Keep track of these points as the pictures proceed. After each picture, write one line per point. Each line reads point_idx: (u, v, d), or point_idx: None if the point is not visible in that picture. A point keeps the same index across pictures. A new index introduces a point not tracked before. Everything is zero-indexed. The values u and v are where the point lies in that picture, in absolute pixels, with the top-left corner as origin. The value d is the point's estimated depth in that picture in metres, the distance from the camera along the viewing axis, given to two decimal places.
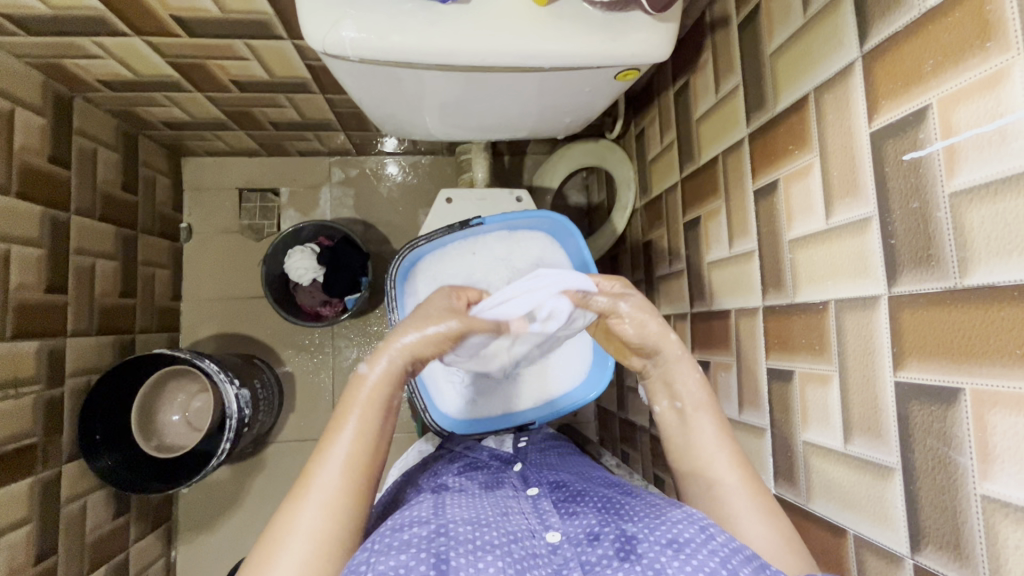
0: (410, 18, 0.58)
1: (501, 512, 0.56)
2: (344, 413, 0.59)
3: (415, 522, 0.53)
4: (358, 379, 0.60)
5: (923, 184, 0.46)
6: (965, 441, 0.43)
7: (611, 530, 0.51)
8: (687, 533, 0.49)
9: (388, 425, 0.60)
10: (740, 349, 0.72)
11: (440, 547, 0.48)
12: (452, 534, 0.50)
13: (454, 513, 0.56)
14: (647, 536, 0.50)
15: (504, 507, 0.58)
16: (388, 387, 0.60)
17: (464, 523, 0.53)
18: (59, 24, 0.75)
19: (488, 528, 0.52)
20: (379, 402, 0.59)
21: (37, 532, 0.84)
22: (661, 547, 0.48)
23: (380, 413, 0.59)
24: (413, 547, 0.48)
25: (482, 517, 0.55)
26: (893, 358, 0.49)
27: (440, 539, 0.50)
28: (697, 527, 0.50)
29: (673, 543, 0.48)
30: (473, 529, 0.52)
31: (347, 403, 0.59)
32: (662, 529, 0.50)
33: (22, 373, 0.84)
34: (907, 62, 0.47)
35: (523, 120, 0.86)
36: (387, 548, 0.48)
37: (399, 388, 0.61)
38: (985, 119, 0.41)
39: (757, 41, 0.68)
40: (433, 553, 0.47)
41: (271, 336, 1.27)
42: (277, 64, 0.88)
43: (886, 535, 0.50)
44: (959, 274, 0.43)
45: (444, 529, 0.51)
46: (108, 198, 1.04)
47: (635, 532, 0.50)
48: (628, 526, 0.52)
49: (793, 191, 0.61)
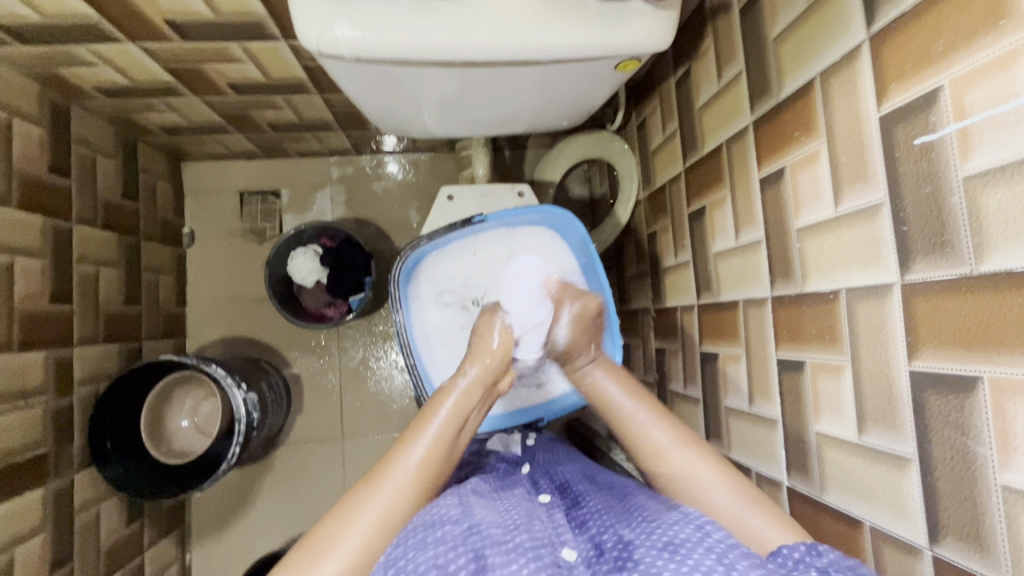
0: (405, 14, 0.57)
1: (525, 516, 0.56)
2: (426, 421, 0.66)
3: (447, 519, 0.53)
4: (439, 396, 0.68)
5: (936, 169, 0.44)
6: (985, 432, 0.42)
7: (609, 537, 0.52)
8: (682, 534, 0.48)
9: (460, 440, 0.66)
10: (749, 340, 0.71)
11: (477, 542, 0.49)
12: (485, 533, 0.51)
13: (482, 513, 0.55)
14: (644, 540, 0.49)
15: (527, 510, 0.57)
16: (467, 406, 0.68)
17: (495, 525, 0.53)
18: (52, 32, 0.75)
19: (518, 530, 0.52)
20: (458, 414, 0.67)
21: (51, 542, 0.84)
22: (657, 549, 0.47)
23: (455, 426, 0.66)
24: (451, 541, 0.49)
25: (511, 519, 0.54)
26: (909, 347, 0.48)
27: (474, 536, 0.50)
28: (694, 525, 0.50)
29: (669, 545, 0.47)
30: (504, 530, 0.52)
31: (430, 411, 0.67)
32: (658, 533, 0.49)
33: (31, 384, 0.84)
34: (916, 42, 0.45)
35: (523, 115, 0.85)
36: (422, 543, 0.50)
37: (474, 408, 0.69)
38: (1000, 99, 0.39)
39: (759, 26, 0.66)
40: (471, 547, 0.48)
41: (277, 338, 1.27)
42: (273, 64, 0.87)
43: (904, 528, 0.49)
44: (975, 260, 0.42)
45: (477, 526, 0.52)
46: (108, 205, 1.04)
47: (633, 536, 0.50)
48: (625, 532, 0.52)
49: (800, 178, 0.60)
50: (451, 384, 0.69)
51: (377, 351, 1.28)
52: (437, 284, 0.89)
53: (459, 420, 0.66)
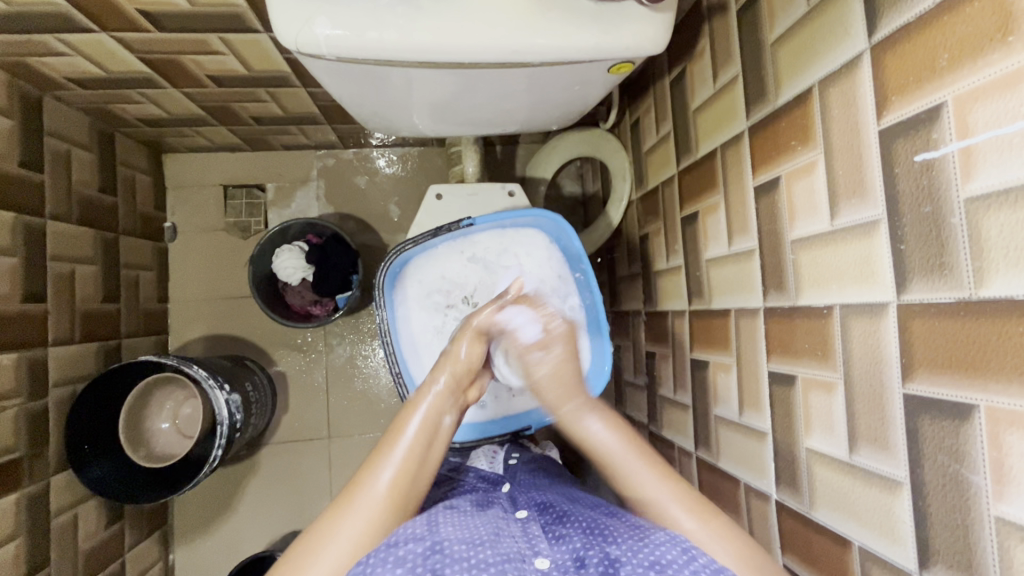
0: (389, 13, 0.55)
1: (492, 533, 0.55)
2: (393, 442, 0.63)
3: (411, 538, 0.52)
4: (411, 407, 0.67)
5: (936, 188, 0.43)
6: (981, 462, 0.41)
7: (595, 553, 0.51)
8: (669, 555, 0.50)
9: (431, 457, 0.64)
10: (740, 350, 0.70)
11: (436, 562, 0.49)
12: (447, 551, 0.50)
13: (448, 530, 0.55)
14: (630, 559, 0.50)
15: (495, 527, 0.56)
16: (436, 415, 0.67)
17: (459, 542, 0.52)
18: (19, 22, 0.71)
19: (483, 547, 0.51)
20: (427, 428, 0.65)
21: (26, 547, 0.82)
22: (644, 568, 0.49)
23: (425, 442, 0.64)
24: (410, 561, 0.49)
25: (476, 536, 0.53)
26: (903, 369, 0.47)
27: (436, 556, 0.50)
28: (680, 548, 0.51)
29: (655, 564, 0.49)
30: (467, 547, 0.51)
31: (397, 429, 0.65)
32: (646, 551, 0.51)
33: (2, 387, 0.81)
34: (920, 55, 0.44)
35: (513, 115, 0.82)
36: (382, 561, 0.50)
37: (444, 417, 0.68)
38: (1006, 120, 0.38)
39: (756, 28, 0.64)
40: (428, 568, 0.48)
41: (262, 336, 1.24)
42: (254, 57, 0.83)
43: (893, 550, 0.49)
44: (974, 285, 0.41)
45: (439, 545, 0.51)
46: (85, 200, 1.00)
47: (619, 554, 0.51)
48: (612, 549, 0.52)
49: (796, 189, 0.59)
50: (419, 394, 0.68)
51: (364, 349, 1.26)
52: (425, 286, 0.88)
53: (424, 436, 0.64)
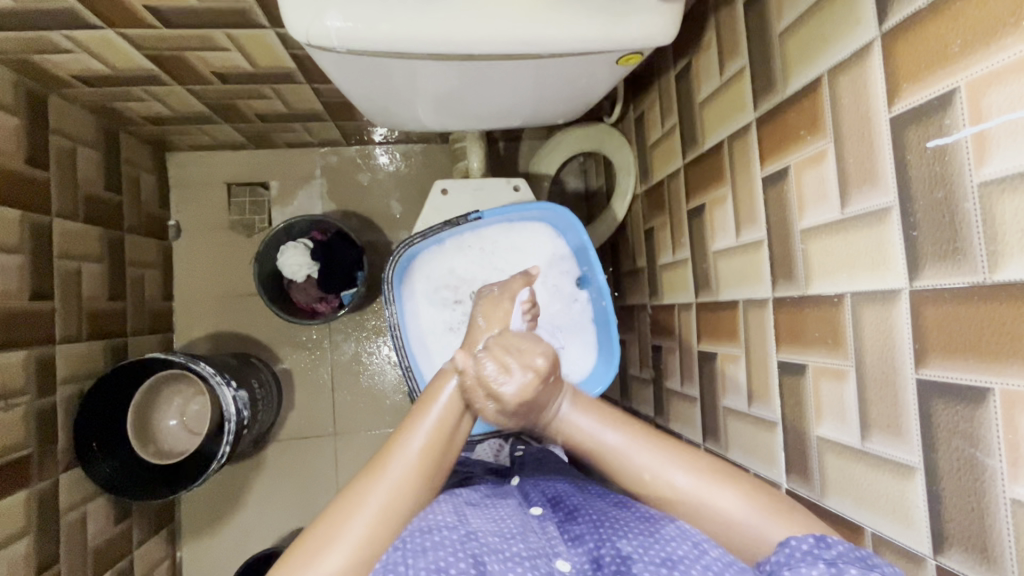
0: (399, 5, 0.55)
1: (519, 526, 0.56)
2: (421, 415, 0.57)
3: (444, 525, 0.53)
4: (444, 372, 0.59)
5: (948, 174, 0.43)
6: (995, 445, 0.41)
7: (608, 550, 0.51)
8: (680, 551, 0.51)
9: (463, 428, 0.58)
10: (749, 341, 0.70)
11: (475, 549, 0.50)
12: (482, 540, 0.52)
13: (477, 521, 0.56)
14: (641, 555, 0.50)
15: (521, 522, 0.57)
16: (472, 383, 0.58)
17: (492, 533, 0.53)
18: (26, 18, 0.71)
19: (515, 539, 0.53)
20: (460, 400, 0.58)
21: (37, 544, 0.82)
22: (656, 565, 0.49)
23: (458, 413, 0.57)
24: (450, 546, 0.50)
25: (507, 528, 0.55)
26: (916, 355, 0.47)
27: (472, 543, 0.51)
28: (691, 543, 0.52)
29: (667, 560, 0.49)
30: (500, 539, 0.53)
31: (428, 398, 0.58)
32: (657, 548, 0.51)
33: (12, 385, 0.81)
34: (930, 42, 0.44)
35: (520, 109, 0.82)
36: (420, 549, 0.49)
37: (481, 387, 0.59)
38: (1019, 104, 0.38)
39: (764, 19, 0.65)
40: (470, 555, 0.49)
41: (267, 334, 1.24)
42: (260, 53, 0.84)
43: (907, 535, 0.49)
44: (988, 269, 0.41)
45: (473, 534, 0.53)
46: (90, 198, 1.00)
47: (631, 551, 0.51)
48: (623, 544, 0.52)
49: (805, 178, 0.59)
50: (453, 361, 0.59)
51: (369, 346, 1.26)
52: (432, 281, 0.88)
53: (457, 408, 0.58)
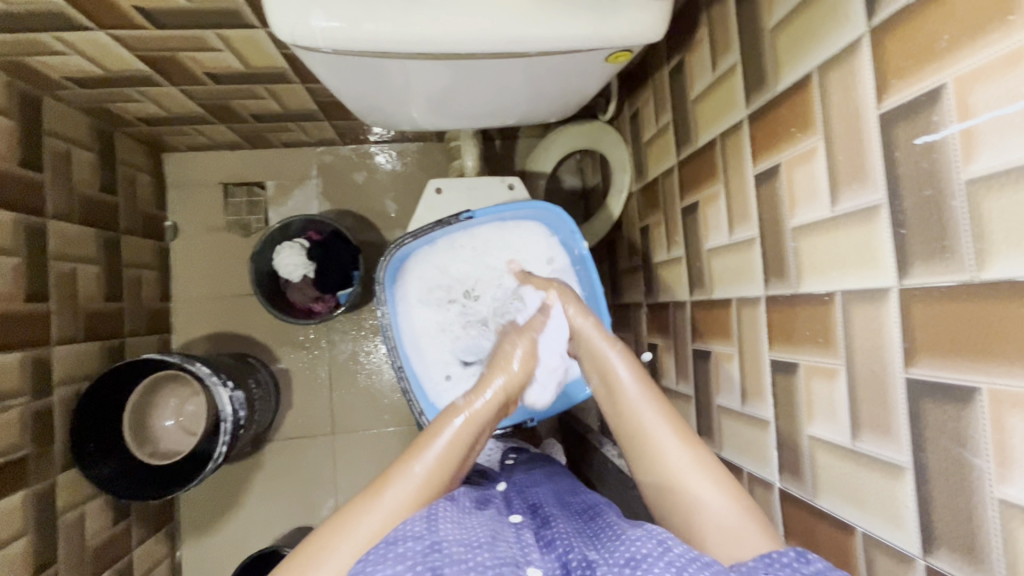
0: (384, 4, 0.54)
1: (489, 534, 0.54)
2: (431, 442, 0.63)
3: (410, 535, 0.51)
4: (452, 411, 0.67)
5: (936, 171, 0.43)
6: (983, 445, 0.41)
7: (582, 560, 0.51)
8: (643, 549, 0.48)
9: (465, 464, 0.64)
10: (742, 339, 0.70)
11: (435, 560, 0.48)
12: (446, 551, 0.49)
13: (446, 528, 0.53)
14: (606, 560, 0.49)
15: (492, 529, 0.55)
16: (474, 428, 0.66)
17: (457, 542, 0.51)
18: (16, 20, 0.71)
19: (480, 548, 0.51)
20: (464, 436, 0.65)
21: (34, 545, 0.83)
22: (619, 566, 0.47)
23: (463, 449, 0.64)
24: (410, 558, 0.48)
25: (473, 537, 0.53)
26: (906, 354, 0.46)
27: (434, 554, 0.49)
28: (655, 541, 0.49)
29: (630, 561, 0.47)
30: (465, 549, 0.50)
31: (436, 430, 0.64)
32: (622, 549, 0.49)
33: (8, 386, 0.82)
34: (918, 37, 0.43)
35: (512, 107, 0.82)
36: (382, 559, 0.48)
37: (480, 430, 0.67)
38: (1006, 99, 0.37)
39: (755, 15, 0.64)
40: (428, 566, 0.47)
41: (265, 333, 1.25)
42: (252, 53, 0.83)
43: (897, 536, 0.48)
44: (976, 267, 0.40)
45: (437, 544, 0.50)
46: (85, 200, 1.00)
47: (597, 557, 0.50)
48: (596, 555, 0.51)
49: (796, 175, 0.58)
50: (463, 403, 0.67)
51: (366, 345, 1.27)
52: (426, 281, 0.88)
53: (463, 444, 0.64)
